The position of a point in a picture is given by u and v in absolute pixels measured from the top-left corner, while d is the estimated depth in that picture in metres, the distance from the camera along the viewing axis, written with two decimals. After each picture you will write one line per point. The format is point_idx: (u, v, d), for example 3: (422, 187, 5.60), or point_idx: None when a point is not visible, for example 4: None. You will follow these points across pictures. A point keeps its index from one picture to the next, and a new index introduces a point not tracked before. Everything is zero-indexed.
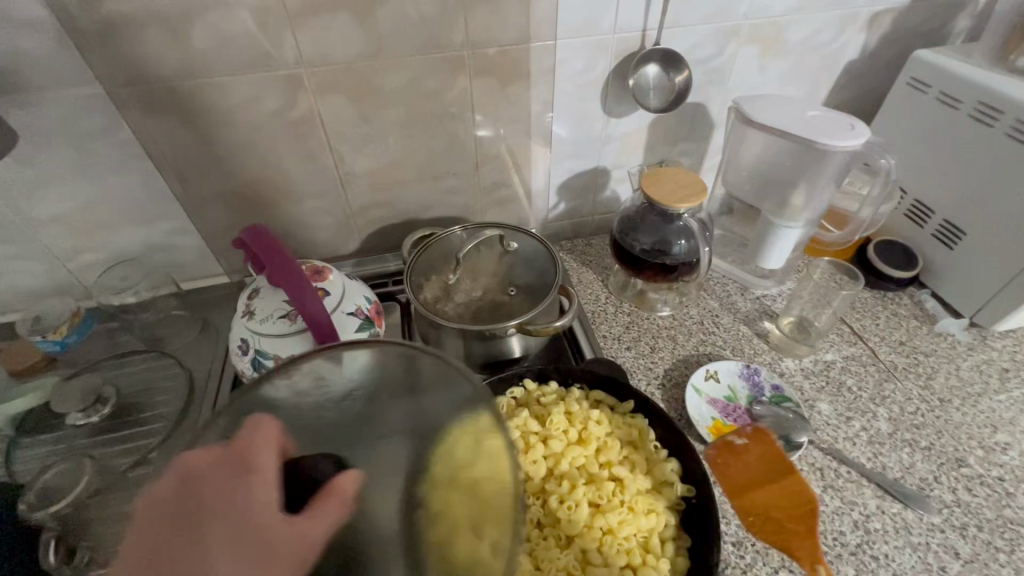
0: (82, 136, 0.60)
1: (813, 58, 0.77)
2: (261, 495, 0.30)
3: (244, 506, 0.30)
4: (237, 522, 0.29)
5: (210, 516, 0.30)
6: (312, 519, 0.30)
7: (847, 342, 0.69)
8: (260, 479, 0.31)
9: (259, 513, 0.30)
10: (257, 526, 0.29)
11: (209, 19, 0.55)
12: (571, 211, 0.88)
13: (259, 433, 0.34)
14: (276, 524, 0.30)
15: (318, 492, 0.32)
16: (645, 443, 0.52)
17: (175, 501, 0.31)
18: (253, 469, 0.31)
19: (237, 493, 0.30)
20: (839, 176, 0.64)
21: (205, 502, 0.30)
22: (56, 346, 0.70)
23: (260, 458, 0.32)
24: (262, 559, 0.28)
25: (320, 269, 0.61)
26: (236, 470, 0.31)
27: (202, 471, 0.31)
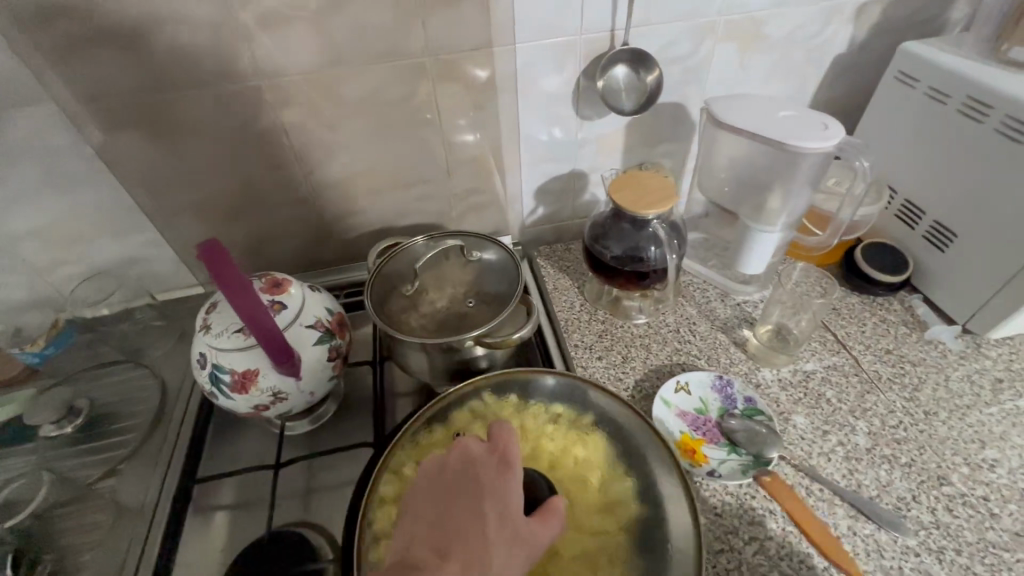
0: (48, 153, 0.61)
1: (797, 53, 0.73)
2: (513, 491, 0.42)
3: (506, 491, 0.42)
4: (500, 510, 0.41)
5: (482, 499, 0.42)
6: (545, 523, 0.41)
7: (829, 351, 0.66)
8: (515, 475, 0.43)
9: (513, 506, 0.42)
10: (515, 513, 0.41)
11: (162, 34, 0.55)
12: (551, 215, 0.86)
13: (508, 433, 0.46)
14: (526, 521, 0.41)
15: (548, 508, 0.42)
16: (602, 461, 0.50)
17: (460, 468, 0.45)
18: (512, 465, 0.44)
19: (499, 479, 0.43)
20: (814, 179, 0.62)
21: (475, 480, 0.43)
22: (36, 357, 0.69)
23: (516, 455, 0.45)
24: (516, 541, 0.40)
25: (281, 280, 0.60)
26: (499, 456, 0.45)
27: (477, 451, 0.45)
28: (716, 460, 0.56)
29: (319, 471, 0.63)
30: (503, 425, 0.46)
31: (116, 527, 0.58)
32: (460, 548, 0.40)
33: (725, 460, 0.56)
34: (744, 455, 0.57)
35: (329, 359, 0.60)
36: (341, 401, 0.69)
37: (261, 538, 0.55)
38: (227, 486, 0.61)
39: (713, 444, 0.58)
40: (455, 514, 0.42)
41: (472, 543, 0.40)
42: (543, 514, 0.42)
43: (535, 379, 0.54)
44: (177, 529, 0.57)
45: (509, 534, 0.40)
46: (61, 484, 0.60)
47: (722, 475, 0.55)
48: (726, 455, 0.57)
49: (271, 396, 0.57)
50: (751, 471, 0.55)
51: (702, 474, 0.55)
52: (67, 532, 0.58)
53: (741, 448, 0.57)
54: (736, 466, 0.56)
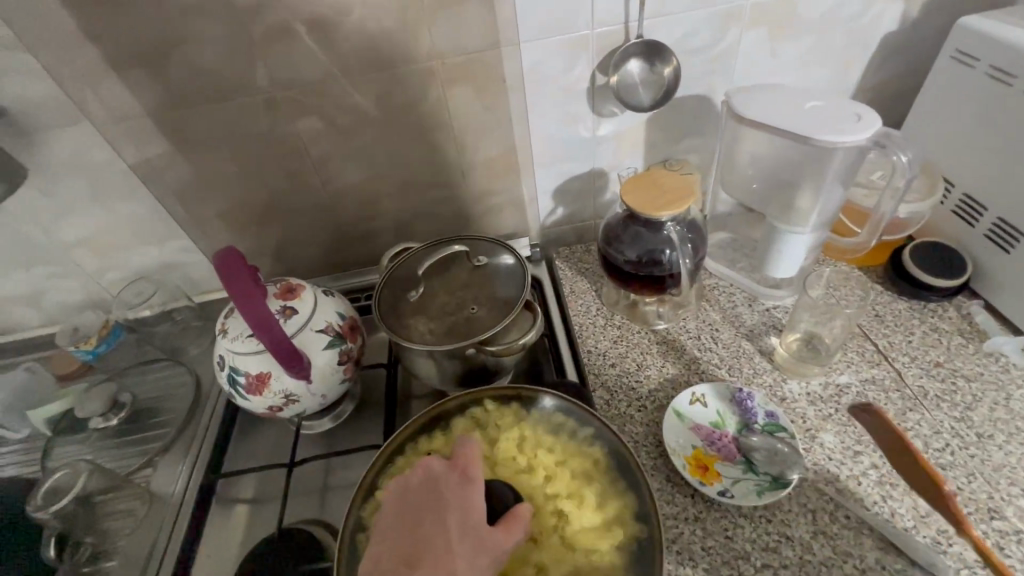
0: (93, 168, 0.68)
1: (837, 35, 0.67)
2: (475, 502, 0.43)
3: (468, 502, 0.43)
4: (462, 521, 0.42)
5: (445, 513, 0.42)
6: (506, 529, 0.41)
7: (868, 363, 0.61)
8: (476, 485, 0.44)
9: (474, 516, 0.42)
10: (477, 522, 0.42)
11: (181, 53, 0.57)
12: (571, 216, 0.83)
13: (468, 446, 0.47)
14: (490, 529, 0.41)
15: (509, 515, 0.42)
16: (601, 474, 0.48)
17: (423, 487, 0.45)
18: (473, 477, 0.44)
19: (462, 493, 0.44)
20: (847, 174, 0.57)
21: (438, 495, 0.44)
22: (89, 354, 0.77)
23: (476, 467, 0.45)
24: (479, 549, 0.40)
25: (294, 286, 0.62)
26: (459, 471, 0.45)
27: (438, 468, 0.46)
28: (729, 479, 0.53)
29: (333, 471, 0.65)
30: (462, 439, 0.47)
31: (150, 513, 0.62)
32: (427, 566, 0.40)
33: (739, 480, 0.53)
34: (761, 475, 0.53)
35: (339, 363, 0.61)
36: (358, 402, 0.71)
37: (271, 536, 0.57)
38: (247, 481, 0.64)
39: (728, 461, 0.54)
40: (421, 533, 0.42)
41: (439, 559, 0.40)
42: (508, 520, 0.42)
43: (536, 391, 0.54)
44: (200, 521, 0.61)
45: (471, 543, 0.40)
46: (101, 474, 0.63)
47: (734, 496, 0.51)
48: (741, 475, 0.53)
49: (283, 398, 0.59)
50: (767, 494, 0.51)
51: (713, 493, 0.52)
52: (107, 516, 0.62)
53: (757, 467, 0.53)
54: (751, 487, 0.52)
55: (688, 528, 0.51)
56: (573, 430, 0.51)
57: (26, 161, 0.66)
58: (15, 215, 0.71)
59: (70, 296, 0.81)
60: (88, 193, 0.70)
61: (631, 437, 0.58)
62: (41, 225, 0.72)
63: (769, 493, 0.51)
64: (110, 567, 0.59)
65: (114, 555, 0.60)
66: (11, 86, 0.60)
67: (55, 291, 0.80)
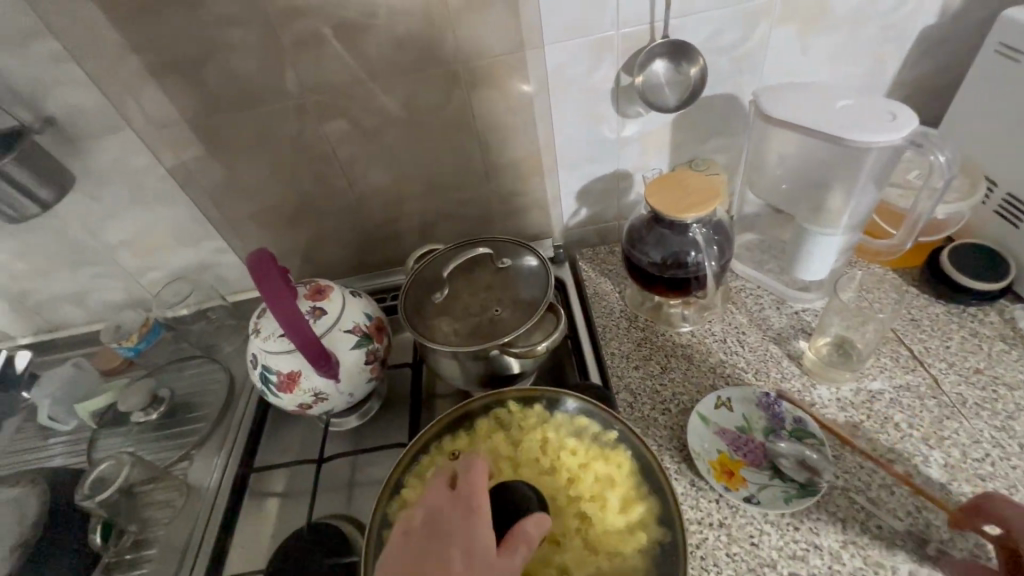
0: (135, 173, 0.71)
1: (872, 30, 0.65)
2: (479, 531, 0.41)
3: (473, 532, 0.41)
4: (467, 553, 0.40)
5: (448, 547, 0.41)
6: (513, 554, 0.40)
7: (902, 369, 0.59)
8: (479, 515, 0.42)
9: (479, 546, 0.41)
10: (483, 552, 0.40)
11: (217, 62, 0.60)
12: (594, 217, 0.82)
13: (469, 472, 0.45)
14: (496, 558, 0.40)
15: (516, 537, 0.41)
16: (625, 478, 0.48)
17: (426, 521, 0.44)
18: (476, 506, 0.43)
19: (465, 523, 0.42)
20: (880, 174, 0.56)
21: (441, 527, 0.42)
22: (131, 351, 0.80)
23: (479, 494, 0.44)
24: None
25: (323, 287, 0.64)
26: (462, 499, 0.44)
27: (441, 498, 0.44)
28: (755, 484, 0.52)
29: (361, 467, 0.66)
30: (463, 465, 0.45)
31: (187, 504, 0.65)
32: None
33: (765, 486, 0.52)
34: (788, 482, 0.52)
35: (366, 362, 0.63)
36: (384, 400, 0.72)
37: (301, 529, 0.59)
38: (278, 475, 0.67)
39: (754, 467, 0.54)
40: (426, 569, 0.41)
41: None
42: (515, 545, 0.40)
43: (559, 393, 0.54)
44: (234, 513, 0.63)
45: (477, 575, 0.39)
46: (142, 466, 0.65)
47: (760, 502, 0.51)
48: (768, 481, 0.52)
49: (313, 396, 0.61)
50: (794, 501, 0.50)
51: (739, 499, 0.51)
52: (147, 505, 0.65)
53: (785, 474, 0.52)
54: (778, 494, 0.51)
55: (712, 534, 0.50)
56: (596, 433, 0.51)
57: (74, 167, 0.69)
58: (64, 219, 0.75)
59: (112, 295, 0.85)
60: (129, 197, 0.73)
61: (655, 441, 0.57)
62: (87, 228, 0.76)
63: (796, 500, 0.50)
64: (151, 555, 0.62)
65: (154, 543, 0.63)
66: (60, 96, 0.63)
67: (99, 291, 0.84)
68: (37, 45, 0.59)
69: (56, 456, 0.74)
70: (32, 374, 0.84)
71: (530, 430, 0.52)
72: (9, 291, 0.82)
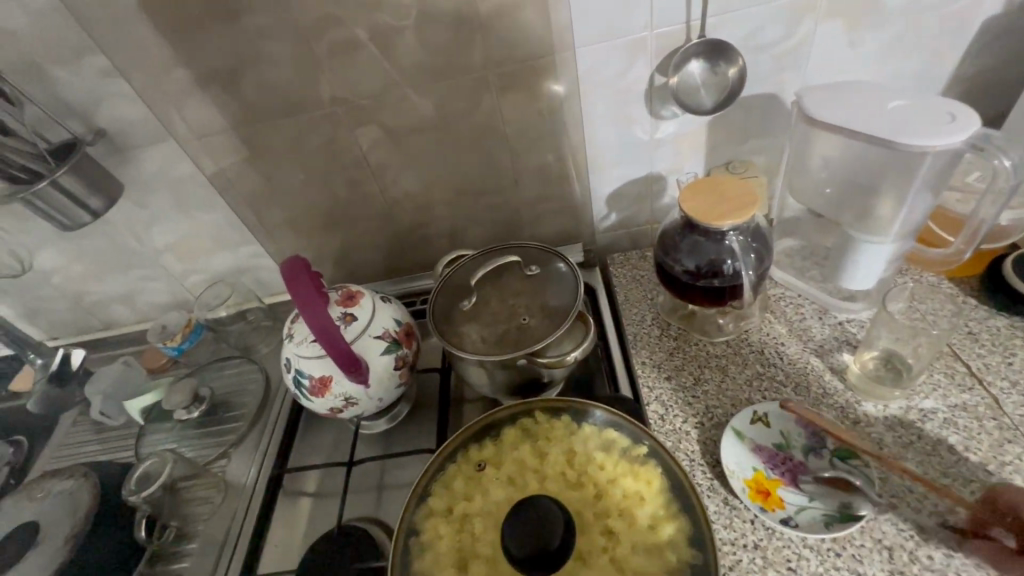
0: (178, 181, 0.74)
1: (928, 23, 0.61)
2: None
3: None
4: None
5: None
6: None
7: (958, 387, 0.55)
8: None
9: None
10: None
11: (254, 73, 0.61)
12: (625, 221, 0.81)
13: None
14: None
15: None
16: (655, 496, 0.46)
17: None
18: None
19: None
20: (935, 179, 0.53)
21: None
22: (174, 350, 0.83)
23: None
24: None
25: (354, 293, 0.65)
26: None
27: None
28: (793, 506, 0.50)
29: (390, 470, 0.67)
30: None
31: (225, 501, 0.67)
32: None
33: (804, 508, 0.50)
34: (829, 504, 0.50)
35: (395, 368, 0.63)
36: (412, 404, 0.73)
37: (331, 532, 0.60)
38: (311, 476, 0.68)
39: (792, 487, 0.52)
40: None
41: None
42: None
43: (588, 404, 0.53)
44: (269, 512, 0.65)
45: None
46: (183, 462, 0.68)
47: (798, 525, 0.49)
48: (807, 502, 0.50)
49: (343, 400, 0.62)
50: (836, 525, 0.48)
51: (775, 521, 0.49)
52: (188, 501, 0.68)
53: (824, 495, 0.50)
54: (817, 516, 0.49)
55: (747, 556, 0.48)
56: (624, 447, 0.50)
57: (123, 176, 0.73)
58: (114, 224, 0.78)
59: (158, 296, 0.89)
60: (173, 203, 0.76)
61: (686, 456, 0.56)
62: (135, 233, 0.79)
63: (838, 524, 0.48)
64: (191, 549, 0.64)
65: (194, 538, 0.65)
66: (111, 109, 0.66)
67: (146, 292, 0.88)
68: (89, 61, 0.62)
69: (106, 452, 0.79)
70: (87, 370, 0.89)
71: (558, 442, 0.51)
72: (67, 291, 0.87)
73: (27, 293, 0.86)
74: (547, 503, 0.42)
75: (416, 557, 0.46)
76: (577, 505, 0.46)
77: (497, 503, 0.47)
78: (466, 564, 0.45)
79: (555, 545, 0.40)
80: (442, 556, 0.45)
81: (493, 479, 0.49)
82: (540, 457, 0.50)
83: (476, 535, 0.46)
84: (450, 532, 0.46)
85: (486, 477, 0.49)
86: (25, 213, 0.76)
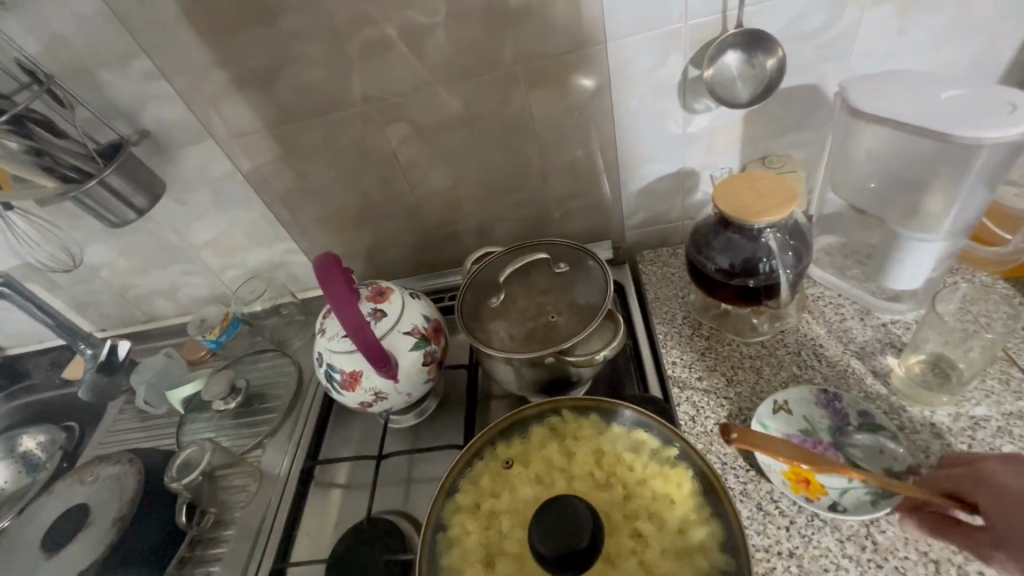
0: (217, 179, 0.76)
1: (985, 7, 0.57)
2: None
3: None
4: None
5: None
6: None
7: (1013, 395, 0.52)
8: None
9: None
10: None
11: (289, 73, 0.62)
12: (656, 218, 0.79)
13: None
14: None
15: None
16: (686, 498, 0.45)
17: None
18: None
19: None
20: (992, 174, 0.50)
21: None
22: (213, 342, 0.87)
23: None
24: None
25: (384, 289, 0.65)
26: None
27: None
28: (836, 490, 0.50)
29: (418, 464, 0.68)
30: None
31: (260, 489, 0.70)
32: None
33: (846, 490, 0.49)
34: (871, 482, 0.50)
35: (424, 364, 0.64)
36: (440, 399, 0.74)
37: (360, 522, 0.61)
38: (342, 467, 0.70)
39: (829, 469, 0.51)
40: None
41: None
42: None
43: (617, 404, 0.52)
44: (303, 502, 0.67)
45: None
46: (222, 452, 0.69)
47: (847, 509, 0.48)
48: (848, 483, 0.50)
49: (373, 395, 0.63)
50: (883, 502, 0.48)
51: (822, 508, 0.48)
52: (223, 488, 0.70)
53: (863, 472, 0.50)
54: (862, 496, 0.49)
55: (782, 564, 0.47)
56: (653, 450, 0.49)
57: (166, 175, 0.75)
58: (157, 221, 0.82)
59: (198, 291, 0.92)
60: (212, 201, 0.79)
61: (719, 458, 0.54)
62: (176, 230, 0.82)
63: (885, 502, 0.48)
64: (229, 535, 0.66)
65: (231, 524, 0.67)
66: (155, 111, 0.69)
67: (187, 287, 0.92)
68: (134, 65, 0.64)
69: (149, 440, 0.82)
70: (133, 361, 0.93)
71: (586, 442, 0.50)
72: (114, 285, 0.91)
73: (79, 287, 0.91)
74: (573, 500, 0.41)
75: (445, 551, 0.46)
76: (606, 505, 0.46)
77: (525, 501, 0.47)
78: (493, 561, 0.45)
79: (583, 546, 0.40)
80: (470, 551, 0.45)
81: (521, 477, 0.49)
82: (567, 458, 0.50)
83: (504, 532, 0.46)
84: (478, 528, 0.46)
85: (514, 476, 0.49)
86: (76, 211, 0.80)
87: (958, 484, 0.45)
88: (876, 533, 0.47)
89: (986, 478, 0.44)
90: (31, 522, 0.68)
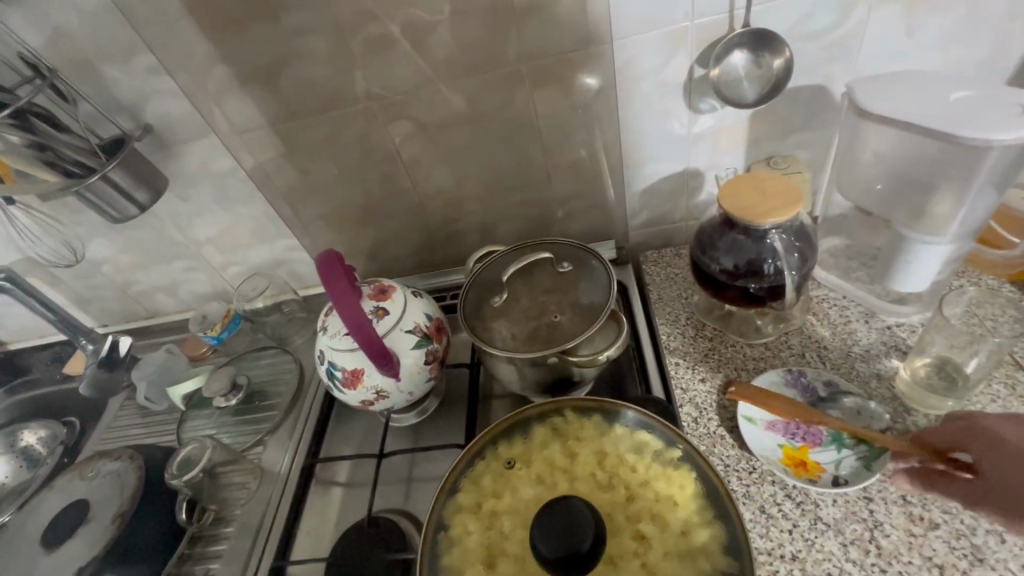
0: (219, 176, 0.76)
1: (994, 7, 0.57)
2: None
3: None
4: None
5: None
6: None
7: (1018, 399, 0.52)
8: None
9: None
10: None
11: (293, 70, 0.62)
12: (659, 218, 0.79)
13: None
14: None
15: None
16: (688, 500, 0.45)
17: None
18: None
19: None
20: (1001, 176, 0.49)
21: None
22: (214, 339, 0.86)
23: None
24: None
25: (386, 287, 0.65)
26: None
27: None
28: (831, 464, 0.51)
29: (418, 463, 0.68)
30: None
31: (261, 487, 0.69)
32: None
33: (840, 461, 0.51)
34: (856, 447, 0.52)
35: (426, 363, 0.64)
36: (441, 398, 0.73)
37: (361, 521, 0.61)
38: (343, 466, 0.70)
39: (819, 446, 0.53)
40: None
41: None
42: None
43: (619, 404, 0.51)
44: (302, 501, 0.67)
45: None
46: (222, 449, 0.69)
47: (848, 480, 0.50)
48: (838, 455, 0.52)
49: (375, 393, 0.63)
50: (875, 464, 0.50)
51: (826, 485, 0.50)
52: (226, 486, 0.69)
53: (849, 441, 0.52)
54: (856, 462, 0.51)
55: (784, 567, 0.47)
56: (655, 452, 0.48)
57: (168, 171, 0.75)
58: (159, 218, 0.81)
59: (199, 287, 0.92)
60: (214, 197, 0.79)
61: (721, 461, 0.54)
62: (178, 226, 0.82)
63: (876, 462, 0.50)
64: (228, 532, 0.66)
65: (232, 521, 0.67)
66: (158, 106, 0.68)
67: (188, 283, 0.91)
68: (137, 60, 0.64)
69: (149, 436, 0.82)
70: (134, 357, 0.93)
71: (588, 442, 0.50)
72: (115, 281, 0.91)
73: (81, 282, 0.91)
74: (576, 502, 0.41)
75: (446, 551, 0.46)
76: (608, 506, 0.46)
77: (526, 501, 0.47)
78: (494, 562, 0.44)
79: (585, 547, 0.39)
80: (471, 551, 0.45)
81: (523, 478, 0.49)
82: (569, 458, 0.49)
83: (505, 533, 0.46)
84: (479, 528, 0.46)
85: (515, 476, 0.49)
86: (78, 206, 0.80)
87: (954, 435, 0.49)
88: (880, 536, 0.47)
89: (984, 429, 0.48)
90: (31, 517, 0.68)
